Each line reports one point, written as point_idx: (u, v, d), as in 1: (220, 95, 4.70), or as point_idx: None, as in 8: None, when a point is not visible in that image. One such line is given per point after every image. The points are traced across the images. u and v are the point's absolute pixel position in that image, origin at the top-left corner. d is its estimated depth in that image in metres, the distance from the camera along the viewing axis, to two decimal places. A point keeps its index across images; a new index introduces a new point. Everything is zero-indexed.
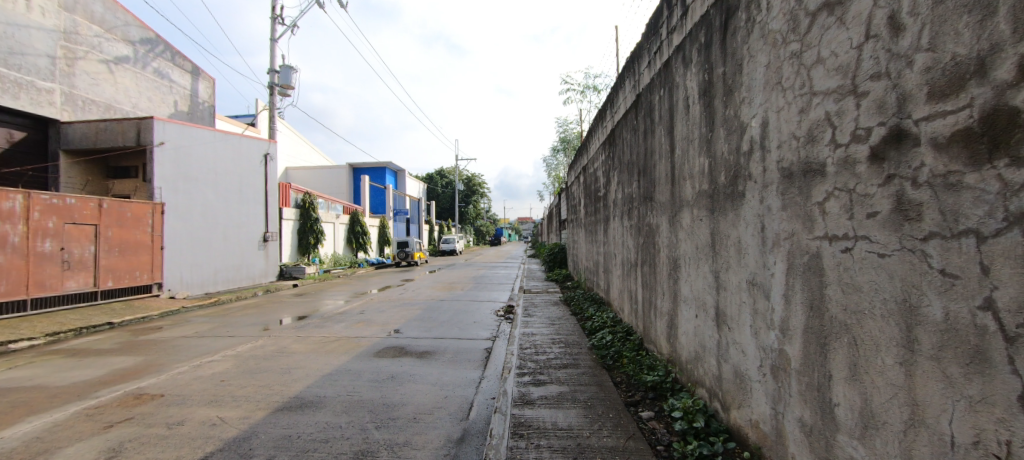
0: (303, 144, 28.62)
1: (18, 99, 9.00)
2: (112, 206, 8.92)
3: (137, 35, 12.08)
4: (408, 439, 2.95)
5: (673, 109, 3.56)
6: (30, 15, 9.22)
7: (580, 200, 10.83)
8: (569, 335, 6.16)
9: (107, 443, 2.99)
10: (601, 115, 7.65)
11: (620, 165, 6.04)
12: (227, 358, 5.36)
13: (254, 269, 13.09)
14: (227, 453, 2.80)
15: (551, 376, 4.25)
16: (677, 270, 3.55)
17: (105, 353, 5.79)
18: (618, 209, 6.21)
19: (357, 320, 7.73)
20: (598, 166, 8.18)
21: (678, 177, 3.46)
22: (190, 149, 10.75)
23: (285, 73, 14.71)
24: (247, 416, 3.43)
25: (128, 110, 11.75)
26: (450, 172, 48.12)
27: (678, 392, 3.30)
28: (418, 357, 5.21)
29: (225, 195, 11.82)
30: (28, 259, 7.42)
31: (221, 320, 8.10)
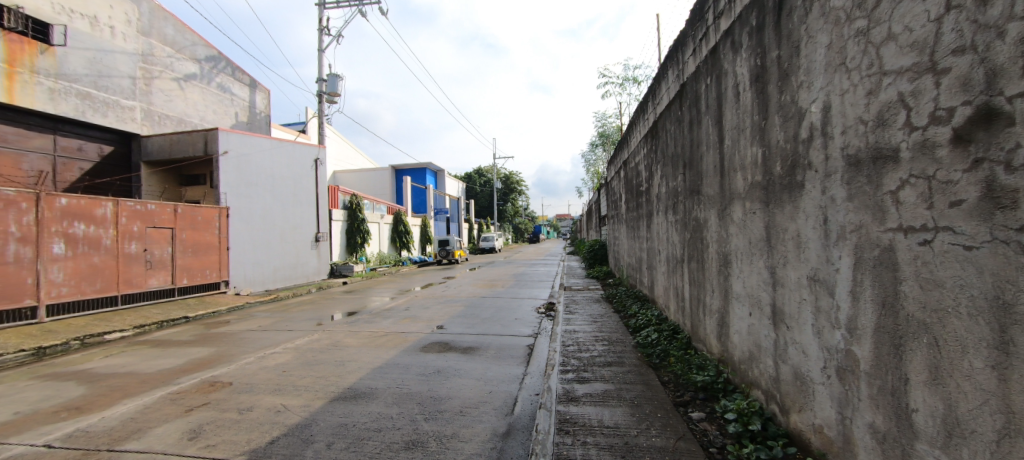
0: (349, 148, 30.09)
1: (106, 117, 10.23)
2: (186, 211, 9.83)
3: (203, 54, 13.18)
4: (456, 431, 3.04)
5: (722, 97, 3.40)
6: (114, 41, 10.37)
7: (620, 196, 10.60)
8: (613, 332, 6.07)
9: (189, 425, 3.33)
10: (641, 107, 7.45)
11: (664, 158, 5.84)
12: (288, 350, 5.78)
13: (310, 267, 13.96)
14: (291, 437, 3.02)
15: (595, 373, 4.21)
16: (727, 266, 3.40)
17: (186, 344, 6.42)
18: (662, 205, 6.02)
19: (404, 316, 8.04)
20: (639, 159, 7.95)
21: (728, 170, 3.31)
22: (249, 157, 11.67)
23: (333, 82, 15.53)
24: (308, 404, 3.69)
25: (198, 123, 12.92)
26: (488, 171, 48.70)
27: (731, 393, 3.16)
28: (462, 352, 5.35)
29: (281, 198, 12.76)
30: (118, 260, 8.31)
31: (279, 315, 8.74)
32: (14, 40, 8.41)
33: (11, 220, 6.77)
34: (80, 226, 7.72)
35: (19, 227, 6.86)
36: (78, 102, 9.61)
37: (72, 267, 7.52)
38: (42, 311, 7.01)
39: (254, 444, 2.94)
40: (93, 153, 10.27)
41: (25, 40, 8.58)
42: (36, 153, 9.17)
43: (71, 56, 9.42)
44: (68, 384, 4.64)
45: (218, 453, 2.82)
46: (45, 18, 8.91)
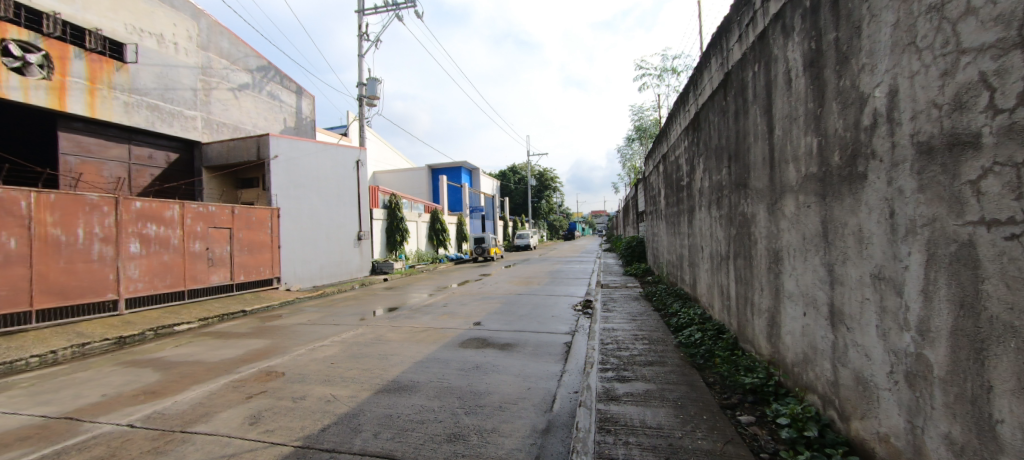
0: (388, 149, 31.06)
1: (172, 126, 11.13)
2: (242, 212, 10.54)
3: (255, 64, 14.01)
4: (496, 426, 3.09)
5: (771, 85, 3.21)
6: (177, 56, 11.26)
7: (659, 191, 10.28)
8: (653, 331, 5.92)
9: (250, 410, 3.58)
10: (681, 98, 7.18)
11: (707, 150, 5.61)
12: (335, 343, 6.07)
13: (353, 264, 14.57)
14: (341, 426, 3.18)
15: (635, 373, 4.12)
16: (778, 262, 3.22)
17: (244, 336, 6.90)
18: (705, 199, 5.78)
19: (442, 312, 8.22)
20: (680, 153, 7.67)
21: (779, 161, 3.14)
22: (297, 160, 12.28)
23: (372, 86, 16.07)
24: (355, 395, 3.86)
25: (252, 129, 13.77)
26: (523, 168, 48.71)
27: (784, 397, 2.99)
28: (500, 348, 5.40)
29: (326, 199, 13.39)
30: (184, 257, 9.04)
31: (327, 310, 9.20)
32: (94, 60, 9.32)
33: (95, 222, 7.50)
34: (152, 227, 8.45)
35: (101, 228, 7.59)
36: (148, 113, 10.51)
37: (146, 265, 8.26)
38: (122, 304, 7.76)
39: (308, 431, 3.13)
40: (162, 161, 11.21)
41: (104, 59, 9.49)
42: (114, 161, 10.15)
43: (141, 72, 10.32)
44: (146, 370, 5.12)
45: (276, 438, 3.02)
46: (120, 39, 9.90)
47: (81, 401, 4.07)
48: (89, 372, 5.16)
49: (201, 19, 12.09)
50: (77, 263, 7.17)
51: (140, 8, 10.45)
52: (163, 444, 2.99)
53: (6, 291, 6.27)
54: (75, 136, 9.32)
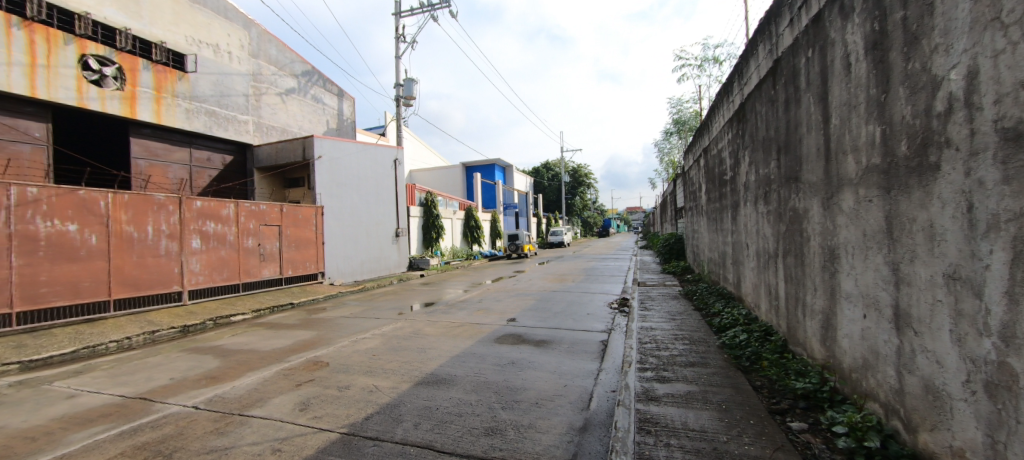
0: (424, 148, 31.73)
1: (228, 130, 11.90)
2: (290, 210, 11.12)
3: (301, 69, 14.68)
4: (533, 422, 3.10)
5: (828, 71, 3.00)
6: (231, 65, 12.01)
7: (700, 186, 9.88)
8: (693, 331, 5.72)
9: (300, 397, 3.79)
10: (725, 89, 6.86)
11: (753, 143, 5.33)
12: (376, 336, 6.30)
13: (392, 260, 15.04)
14: (383, 415, 3.31)
15: (676, 373, 4.00)
16: (835, 261, 3.02)
17: (292, 327, 7.29)
18: (750, 194, 5.50)
19: (477, 308, 8.32)
20: (723, 146, 7.33)
21: (836, 153, 2.93)
22: (339, 160, 12.80)
23: (409, 86, 16.47)
24: (396, 386, 4.00)
25: (298, 132, 14.47)
26: (557, 164, 48.28)
27: (840, 404, 2.80)
28: (535, 345, 5.40)
29: (365, 197, 13.87)
30: (239, 253, 9.66)
31: (367, 304, 9.56)
32: (160, 70, 10.16)
33: (162, 220, 8.15)
34: (211, 224, 9.09)
35: (168, 225, 8.24)
36: (206, 119, 11.29)
37: (206, 259, 8.91)
38: (185, 295, 8.43)
39: (353, 418, 3.27)
40: (218, 163, 12.03)
41: (168, 70, 10.33)
42: (178, 164, 11.00)
43: (200, 80, 11.10)
44: (207, 356, 5.54)
45: (324, 424, 3.18)
46: (182, 50, 10.70)
47: (153, 384, 4.46)
48: (159, 357, 5.65)
49: (252, 28, 12.81)
50: (147, 258, 7.84)
51: (199, 21, 11.24)
52: (223, 426, 3.22)
53: (89, 282, 6.97)
54: (143, 141, 10.16)
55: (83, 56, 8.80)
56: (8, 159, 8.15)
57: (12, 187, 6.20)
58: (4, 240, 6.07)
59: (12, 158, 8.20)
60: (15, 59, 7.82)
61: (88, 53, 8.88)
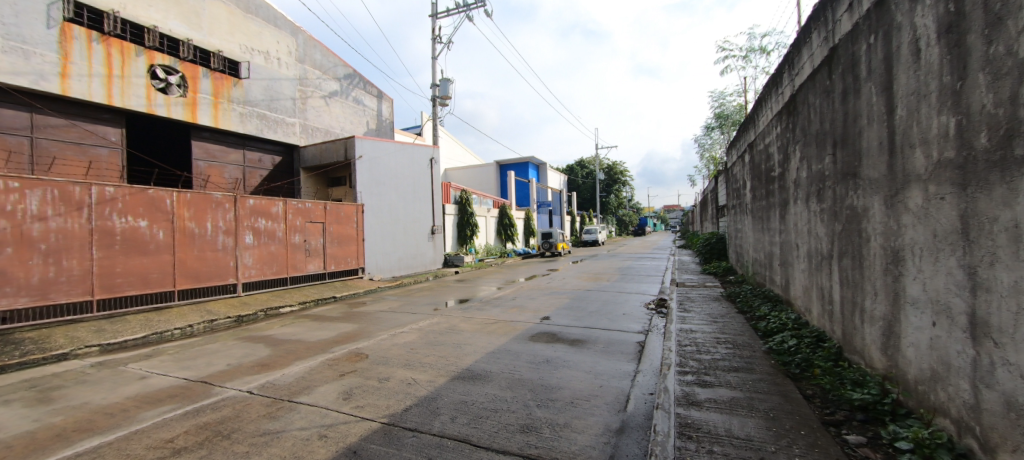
0: (458, 147, 32.16)
1: (277, 132, 12.58)
2: (333, 208, 11.62)
3: (343, 73, 15.15)
4: (568, 421, 3.08)
5: (893, 57, 2.77)
6: (280, 70, 12.68)
7: (744, 183, 9.42)
8: (737, 335, 5.47)
9: (343, 387, 3.97)
10: (774, 80, 6.50)
11: (805, 136, 5.01)
12: (413, 330, 6.48)
13: (427, 257, 15.39)
14: (421, 408, 3.40)
15: (718, 378, 3.85)
16: (899, 264, 2.79)
17: (335, 320, 7.64)
18: (802, 191, 5.18)
19: (511, 306, 8.36)
20: (771, 140, 6.94)
21: (902, 146, 2.71)
22: (378, 160, 13.23)
23: (444, 86, 16.73)
24: (433, 380, 4.10)
25: (340, 133, 15.01)
26: (592, 162, 47.53)
27: (904, 418, 2.59)
28: (570, 344, 5.36)
29: (403, 195, 14.27)
30: (287, 248, 10.21)
31: (405, 299, 9.85)
32: (217, 78, 10.93)
33: (219, 217, 8.74)
34: (262, 221, 9.65)
35: (225, 222, 8.84)
36: (257, 122, 12.00)
37: (258, 254, 9.49)
38: (239, 286, 9.02)
39: (392, 409, 3.38)
40: (269, 163, 12.77)
41: (224, 77, 11.09)
42: (233, 165, 11.76)
43: (252, 85, 11.81)
44: (259, 345, 5.91)
45: (366, 413, 3.31)
46: (236, 58, 11.43)
47: (212, 369, 4.81)
48: (217, 344, 6.08)
49: (299, 34, 13.45)
50: (206, 252, 8.45)
51: (252, 30, 11.96)
52: (274, 411, 3.42)
53: (157, 273, 7.61)
54: (202, 144, 10.94)
55: (151, 66, 9.62)
56: (90, 162, 9.03)
57: (93, 187, 6.85)
58: (86, 234, 6.72)
59: (93, 161, 9.08)
60: (93, 70, 8.69)
61: (156, 64, 9.70)
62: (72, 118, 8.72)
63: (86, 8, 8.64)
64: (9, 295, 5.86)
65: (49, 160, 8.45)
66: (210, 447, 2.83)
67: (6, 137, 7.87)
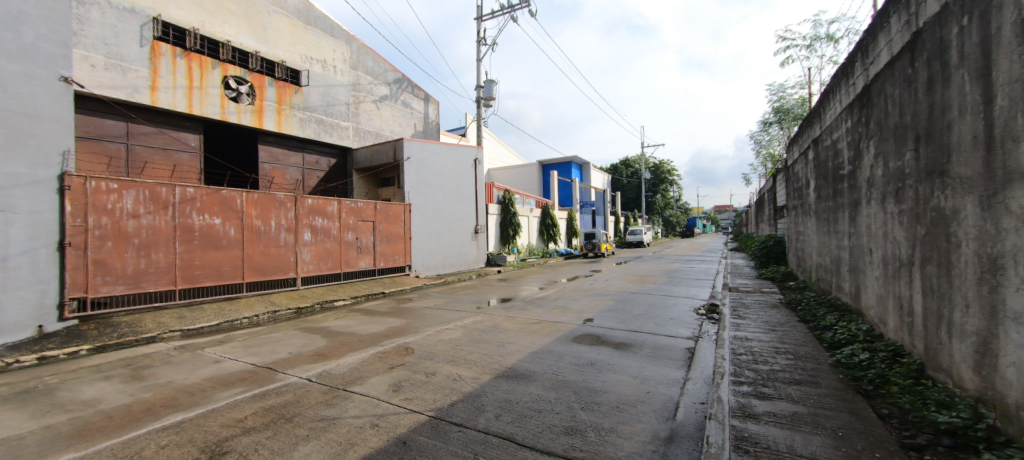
0: (502, 147, 32.42)
1: (332, 136, 13.32)
2: (383, 207, 12.10)
3: (393, 77, 15.76)
4: (614, 426, 3.02)
5: (992, 41, 2.47)
6: (336, 77, 13.42)
7: (808, 181, 8.74)
8: (799, 345, 5.09)
9: (392, 379, 4.13)
10: (843, 70, 5.98)
11: (881, 131, 4.57)
12: (458, 327, 6.62)
13: (471, 256, 15.66)
14: (466, 404, 3.46)
15: (778, 391, 3.62)
16: (998, 273, 2.47)
17: (385, 314, 7.99)
18: (876, 191, 4.73)
19: (554, 306, 8.32)
20: (839, 135, 6.39)
21: (1002, 141, 2.40)
22: (425, 160, 13.65)
23: (489, 87, 16.95)
24: (478, 377, 4.17)
25: (390, 136, 15.60)
26: (637, 161, 46.17)
27: (1003, 448, 2.29)
28: (615, 348, 5.24)
29: (448, 195, 14.63)
30: (341, 245, 10.79)
31: (449, 296, 10.09)
32: (281, 86, 11.79)
33: (282, 215, 9.40)
34: (319, 219, 10.24)
35: (287, 220, 9.50)
36: (315, 126, 12.77)
37: (316, 250, 10.10)
38: (299, 280, 9.67)
39: (439, 403, 3.48)
40: (325, 165, 13.56)
41: (287, 85, 11.93)
42: (294, 167, 12.59)
43: (311, 92, 12.60)
44: (316, 336, 6.30)
45: (414, 406, 3.43)
46: (297, 67, 12.23)
47: (276, 356, 5.20)
48: (280, 334, 6.55)
49: (353, 43, 14.15)
50: (270, 248, 9.11)
51: (311, 40, 12.75)
52: (330, 399, 3.63)
53: (229, 267, 8.33)
54: (267, 147, 11.82)
55: (225, 77, 10.56)
56: (173, 165, 10.03)
57: (177, 188, 7.60)
58: (171, 230, 7.48)
59: (176, 164, 10.07)
60: (177, 83, 9.66)
61: (229, 75, 10.65)
62: (159, 126, 9.75)
63: (171, 27, 9.64)
64: (108, 283, 6.63)
65: (141, 164, 9.49)
66: (275, 428, 3.05)
67: (107, 144, 8.92)
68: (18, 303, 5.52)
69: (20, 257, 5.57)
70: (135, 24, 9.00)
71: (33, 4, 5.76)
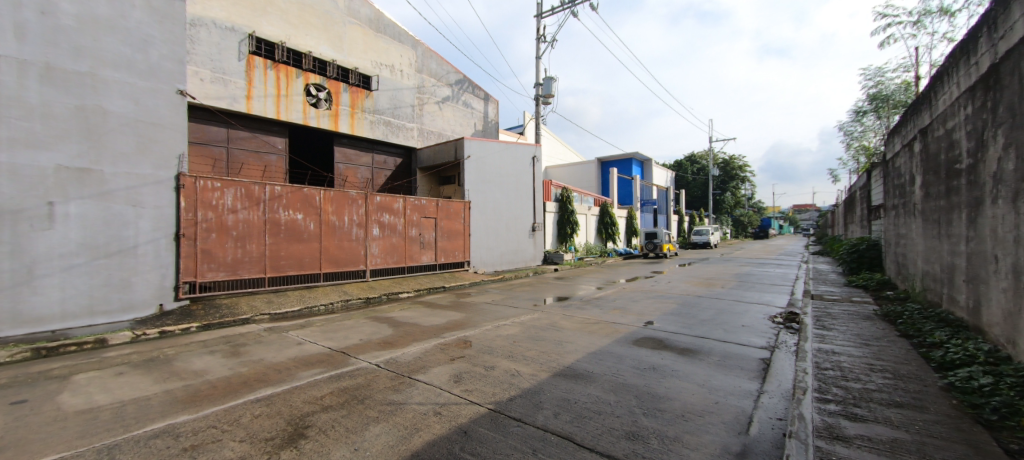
0: (560, 144, 32.03)
1: (399, 137, 14.04)
2: (444, 205, 12.52)
3: (455, 79, 16.24)
4: (679, 435, 2.87)
5: None
6: (402, 81, 14.11)
7: (913, 176, 7.64)
8: (899, 364, 4.48)
9: (453, 370, 4.27)
10: (964, 47, 5.16)
11: (1014, 116, 3.87)
12: (515, 324, 6.69)
13: (528, 253, 15.71)
14: (525, 400, 3.49)
15: (874, 413, 3.22)
16: None
17: (446, 307, 8.29)
18: (1006, 188, 4.02)
19: (614, 307, 8.10)
20: (956, 122, 5.51)
21: None
22: (485, 159, 13.92)
23: (548, 85, 16.87)
24: (536, 374, 4.17)
25: (451, 135, 16.08)
26: (704, 156, 43.37)
27: None
28: (679, 353, 4.99)
29: (506, 193, 14.80)
30: (406, 240, 11.34)
31: (507, 293, 10.20)
32: (354, 91, 12.65)
33: (355, 211, 10.08)
34: (386, 215, 10.83)
35: (358, 216, 10.16)
36: (384, 128, 13.54)
37: (383, 245, 10.71)
38: (368, 272, 10.34)
39: (499, 397, 3.53)
40: (392, 164, 14.30)
41: (359, 90, 12.79)
42: (364, 167, 13.45)
43: (380, 96, 13.38)
44: (384, 325, 6.70)
45: (474, 397, 3.53)
46: (368, 73, 13.04)
47: (349, 342, 5.61)
48: (353, 321, 7.07)
49: (418, 47, 14.76)
50: (344, 241, 9.83)
51: (381, 47, 13.52)
52: (397, 385, 3.85)
53: (309, 258, 9.11)
54: (341, 149, 12.76)
55: (307, 84, 11.55)
56: (264, 166, 11.17)
57: (267, 186, 8.45)
58: (262, 224, 8.34)
59: (266, 165, 11.20)
60: (267, 92, 10.75)
61: (310, 82, 11.62)
62: (253, 132, 10.92)
63: (264, 42, 10.74)
64: (212, 270, 7.55)
65: (239, 165, 10.67)
66: (349, 408, 3.29)
67: (212, 148, 10.16)
68: (145, 285, 6.50)
69: (147, 246, 6.55)
70: (235, 41, 10.16)
71: (157, 28, 6.69)
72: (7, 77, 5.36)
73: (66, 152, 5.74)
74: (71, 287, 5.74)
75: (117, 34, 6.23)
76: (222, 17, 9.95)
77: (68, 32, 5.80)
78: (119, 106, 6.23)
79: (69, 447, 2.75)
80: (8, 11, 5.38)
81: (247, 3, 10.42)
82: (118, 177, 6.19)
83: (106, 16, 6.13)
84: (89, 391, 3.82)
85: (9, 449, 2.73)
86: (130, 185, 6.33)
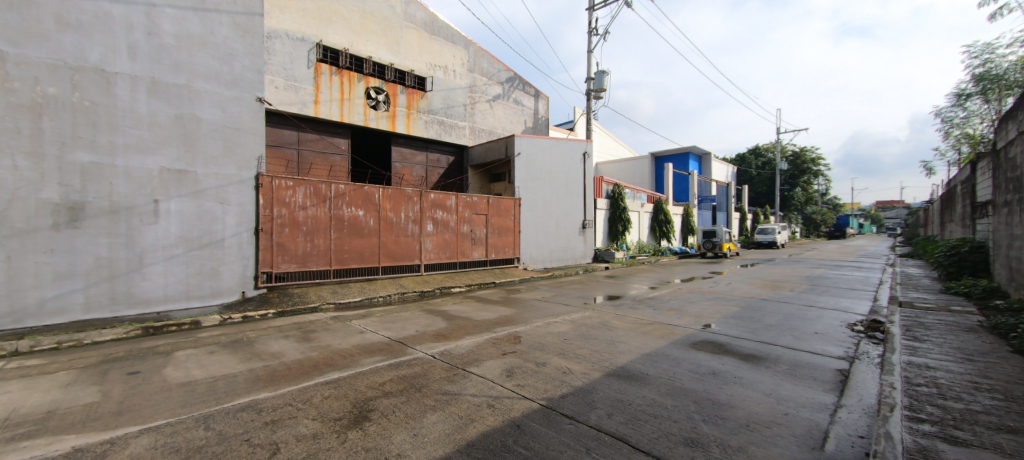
0: (611, 139, 31.16)
1: (451, 135, 14.40)
2: (495, 202, 12.68)
3: (505, 77, 16.36)
4: (743, 445, 2.71)
5: None
6: (455, 81, 14.45)
7: None
8: (1013, 384, 3.88)
9: (506, 365, 4.34)
10: None
11: None
12: (567, 321, 6.64)
13: (578, 251, 15.50)
14: (577, 398, 3.46)
15: (982, 438, 2.83)
16: None
17: (496, 303, 8.43)
18: None
19: (669, 308, 7.78)
20: None
21: None
22: (535, 155, 13.90)
23: (600, 79, 16.47)
24: (588, 372, 4.12)
25: (503, 133, 16.21)
26: (770, 149, 40.23)
27: None
28: (742, 359, 4.70)
29: (556, 189, 14.70)
30: (458, 236, 11.64)
31: (557, 290, 10.16)
32: (410, 92, 13.18)
33: (410, 208, 10.50)
34: (439, 212, 11.18)
35: (414, 212, 10.57)
36: (437, 127, 13.97)
37: (437, 240, 11.07)
38: (423, 267, 10.74)
39: (551, 394, 3.54)
40: (445, 162, 14.70)
41: (415, 91, 13.29)
42: (419, 165, 13.95)
43: (434, 96, 13.81)
44: (438, 318, 6.94)
45: (526, 392, 3.56)
46: (423, 74, 13.51)
47: (406, 332, 5.89)
48: (409, 313, 7.39)
49: (470, 46, 15.03)
50: (401, 236, 10.27)
51: (435, 48, 13.93)
52: (451, 375, 3.98)
53: (369, 252, 9.64)
54: (398, 148, 13.35)
55: (367, 88, 12.19)
56: (329, 166, 11.94)
57: (333, 184, 9.02)
58: (328, 220, 8.92)
59: (331, 165, 11.98)
60: (333, 96, 11.50)
61: (370, 86, 12.28)
62: (321, 134, 11.73)
63: (329, 49, 11.48)
64: (285, 262, 8.20)
65: (309, 166, 11.53)
66: (408, 395, 3.45)
67: (285, 150, 11.07)
68: (230, 274, 7.25)
69: (232, 239, 7.28)
70: (304, 50, 10.96)
71: (240, 42, 7.37)
72: (123, 91, 6.19)
73: (167, 155, 6.52)
74: (171, 274, 6.56)
75: (207, 49, 6.97)
76: (293, 28, 10.77)
77: (169, 50, 6.59)
78: (209, 114, 6.95)
79: (173, 414, 3.13)
80: (123, 34, 6.21)
81: (315, 14, 11.18)
82: (208, 177, 6.94)
83: (200, 34, 6.89)
84: (187, 366, 4.33)
85: (126, 413, 3.17)
86: (218, 184, 7.07)
